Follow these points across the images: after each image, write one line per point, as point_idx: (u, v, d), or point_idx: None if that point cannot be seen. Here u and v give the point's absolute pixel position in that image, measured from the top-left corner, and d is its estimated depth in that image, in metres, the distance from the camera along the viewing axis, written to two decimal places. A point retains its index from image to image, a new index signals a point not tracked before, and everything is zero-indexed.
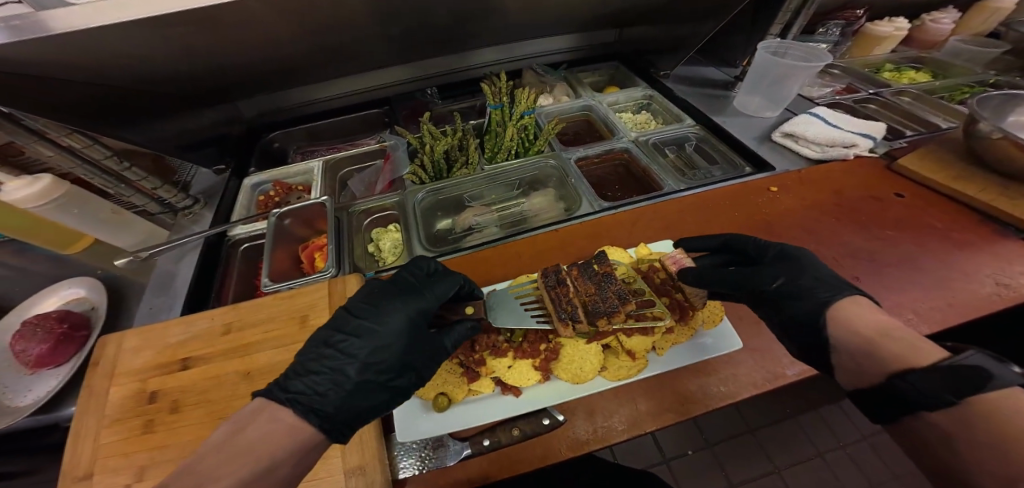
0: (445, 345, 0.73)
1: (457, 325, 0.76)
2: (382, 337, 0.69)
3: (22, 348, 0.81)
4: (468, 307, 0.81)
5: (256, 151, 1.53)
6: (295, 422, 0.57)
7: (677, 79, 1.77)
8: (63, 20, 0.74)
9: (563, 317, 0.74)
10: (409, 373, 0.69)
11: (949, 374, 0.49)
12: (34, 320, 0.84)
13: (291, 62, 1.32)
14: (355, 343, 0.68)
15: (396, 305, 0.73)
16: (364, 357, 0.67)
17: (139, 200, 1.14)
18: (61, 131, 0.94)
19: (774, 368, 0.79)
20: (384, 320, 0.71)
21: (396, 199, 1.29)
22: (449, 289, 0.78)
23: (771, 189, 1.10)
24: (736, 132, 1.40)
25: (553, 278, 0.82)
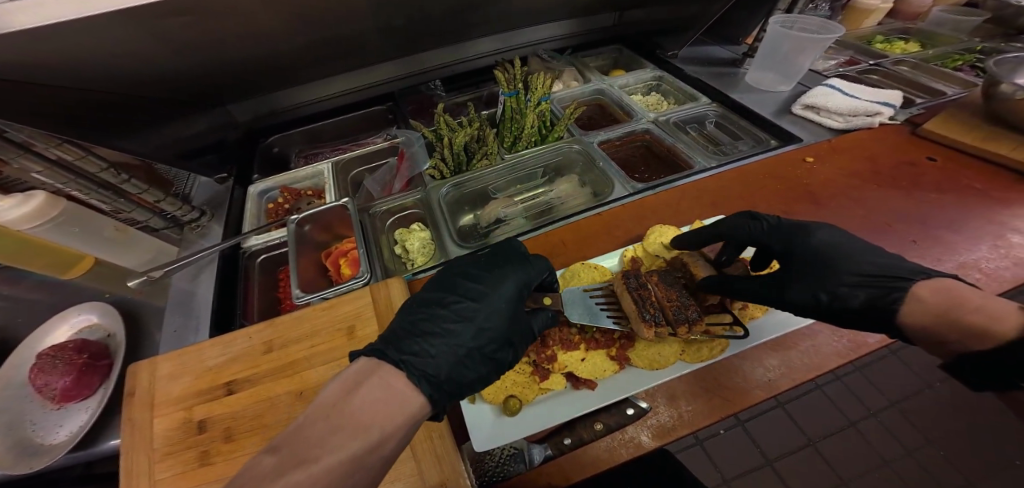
0: (534, 329, 0.74)
1: (539, 312, 0.77)
2: (493, 303, 0.72)
3: (43, 383, 0.78)
4: (545, 297, 0.80)
5: (257, 156, 1.41)
6: (404, 391, 0.55)
7: (685, 59, 1.75)
8: (15, 18, 0.58)
9: (647, 318, 0.72)
10: (510, 348, 0.70)
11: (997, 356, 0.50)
12: (51, 352, 0.81)
13: (290, 57, 1.21)
14: (471, 307, 0.71)
15: (506, 273, 0.76)
16: (478, 322, 0.69)
17: (141, 215, 1.04)
18: (50, 142, 0.85)
19: (855, 339, 0.81)
20: (497, 286, 0.74)
21: (419, 196, 1.22)
22: (546, 270, 0.81)
23: (807, 159, 1.18)
24: (755, 107, 1.42)
25: (634, 281, 0.79)
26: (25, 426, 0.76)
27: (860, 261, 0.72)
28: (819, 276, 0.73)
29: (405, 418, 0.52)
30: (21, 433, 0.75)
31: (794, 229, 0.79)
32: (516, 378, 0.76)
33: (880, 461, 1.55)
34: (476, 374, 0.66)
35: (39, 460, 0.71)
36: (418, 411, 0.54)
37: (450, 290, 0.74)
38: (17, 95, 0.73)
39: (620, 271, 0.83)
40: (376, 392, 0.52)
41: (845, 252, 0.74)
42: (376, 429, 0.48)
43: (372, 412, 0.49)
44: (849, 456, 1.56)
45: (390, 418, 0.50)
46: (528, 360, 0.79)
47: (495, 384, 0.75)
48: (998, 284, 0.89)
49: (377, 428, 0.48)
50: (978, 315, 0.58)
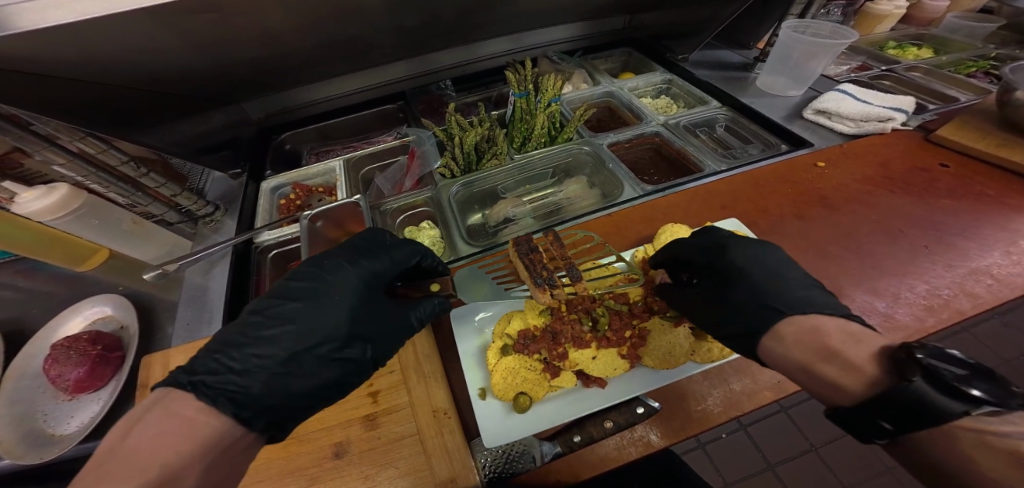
0: (410, 320, 0.75)
1: (423, 300, 0.78)
2: (325, 300, 0.70)
3: (57, 374, 0.80)
4: (432, 285, 0.81)
5: (270, 154, 1.42)
6: (191, 418, 0.53)
7: (696, 63, 1.75)
8: (36, 15, 0.59)
9: (539, 282, 0.76)
10: (360, 344, 0.70)
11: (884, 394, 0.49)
12: (66, 343, 0.82)
13: (304, 56, 1.23)
14: (296, 308, 0.68)
15: (345, 266, 0.76)
16: (302, 324, 0.66)
17: (157, 209, 1.06)
18: (74, 134, 0.88)
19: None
20: (334, 284, 0.72)
21: (429, 195, 1.22)
22: (408, 256, 0.83)
23: (818, 164, 1.18)
24: (765, 111, 1.42)
25: (526, 246, 0.84)
26: (36, 417, 0.78)
27: None
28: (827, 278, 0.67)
29: (199, 446, 0.50)
30: (34, 424, 0.77)
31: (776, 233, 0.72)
32: (526, 374, 0.75)
33: (882, 467, 1.54)
34: (312, 380, 0.64)
35: (50, 451, 0.73)
36: (215, 436, 0.53)
37: (275, 291, 0.70)
38: (41, 87, 0.76)
39: (513, 240, 0.88)
40: (158, 426, 0.50)
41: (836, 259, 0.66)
42: (158, 467, 0.45)
43: (156, 447, 0.47)
44: (851, 462, 1.55)
45: (180, 448, 0.48)
46: (539, 358, 0.78)
47: (505, 381, 0.74)
48: (1011, 290, 0.88)
49: (159, 466, 0.46)
50: (833, 367, 0.54)
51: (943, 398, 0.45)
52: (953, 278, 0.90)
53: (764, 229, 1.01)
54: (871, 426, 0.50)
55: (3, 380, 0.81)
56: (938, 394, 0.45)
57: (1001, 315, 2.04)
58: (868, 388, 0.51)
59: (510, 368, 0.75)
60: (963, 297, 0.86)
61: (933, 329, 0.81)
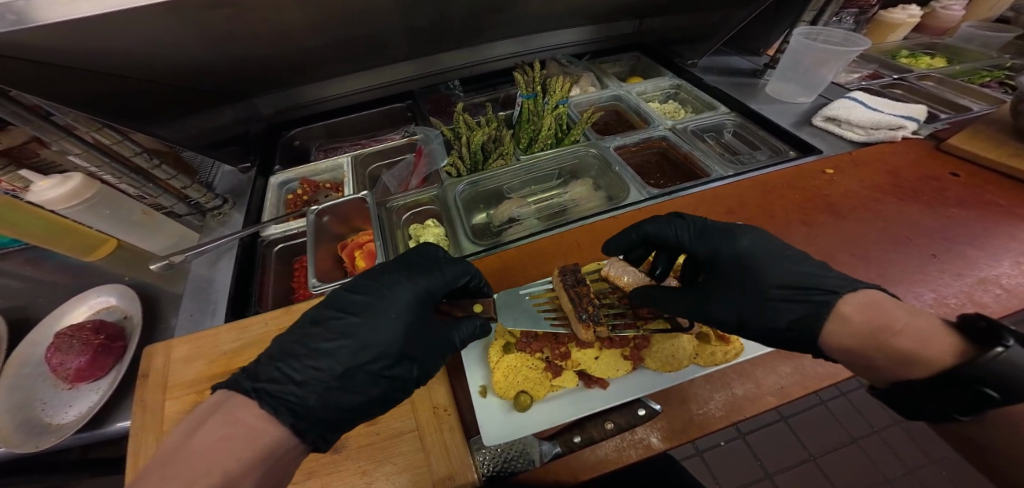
0: (453, 341, 0.71)
1: (467, 320, 0.74)
2: (379, 315, 0.67)
3: (58, 362, 0.80)
4: (477, 305, 0.78)
5: (278, 149, 1.44)
6: (254, 421, 0.53)
7: (705, 68, 1.75)
8: (61, 7, 0.61)
9: (584, 318, 0.72)
10: (408, 364, 0.66)
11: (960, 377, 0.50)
12: (68, 332, 0.83)
13: (316, 53, 1.25)
14: (353, 323, 0.66)
15: (403, 282, 0.72)
16: (359, 340, 0.64)
17: (167, 201, 1.07)
18: (91, 126, 0.89)
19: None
20: (388, 299, 0.69)
21: (435, 193, 1.23)
22: (461, 275, 0.77)
23: (827, 171, 1.17)
24: (773, 118, 1.42)
25: (573, 277, 0.79)
26: (34, 405, 0.79)
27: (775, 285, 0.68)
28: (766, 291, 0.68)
29: (258, 453, 0.50)
30: (31, 412, 0.78)
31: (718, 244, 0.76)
32: (528, 373, 0.74)
33: (882, 479, 1.51)
34: (359, 396, 0.62)
35: (46, 440, 0.73)
36: (273, 444, 0.53)
37: (330, 303, 0.69)
38: (62, 80, 0.76)
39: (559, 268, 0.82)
40: (220, 427, 0.50)
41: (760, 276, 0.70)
42: (220, 471, 0.45)
43: (217, 451, 0.47)
44: (851, 474, 1.52)
45: (241, 451, 0.48)
46: (541, 356, 0.78)
47: (507, 379, 0.74)
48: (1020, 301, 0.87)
49: (223, 469, 0.46)
50: (911, 340, 0.54)
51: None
52: (961, 288, 0.88)
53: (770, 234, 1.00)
54: (961, 401, 0.51)
55: (7, 366, 0.82)
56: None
57: None
58: (948, 358, 0.53)
59: (511, 366, 0.75)
60: (972, 306, 0.85)
61: None
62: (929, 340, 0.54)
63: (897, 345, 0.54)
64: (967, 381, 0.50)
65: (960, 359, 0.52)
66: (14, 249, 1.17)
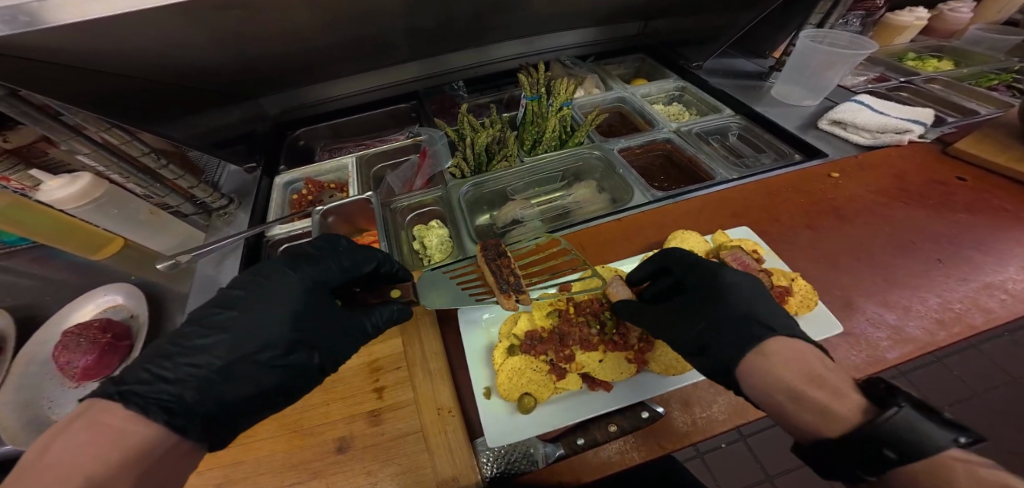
0: (365, 327, 0.75)
1: (382, 306, 0.79)
2: (265, 309, 0.70)
3: (65, 360, 0.81)
4: (393, 290, 0.86)
5: (284, 149, 1.45)
6: (118, 426, 0.53)
7: (710, 70, 1.74)
8: (74, 8, 0.62)
9: (504, 288, 0.80)
10: (306, 350, 0.71)
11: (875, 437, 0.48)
12: (76, 330, 0.84)
13: (322, 53, 1.25)
14: (231, 317, 0.68)
15: (289, 274, 0.76)
16: (236, 333, 0.67)
17: (174, 201, 1.08)
18: (100, 126, 0.90)
19: (874, 353, 0.77)
20: (275, 294, 0.72)
21: (439, 194, 1.23)
22: (362, 262, 0.84)
23: (832, 175, 1.16)
24: (779, 121, 1.42)
25: (493, 252, 0.88)
26: (41, 403, 0.79)
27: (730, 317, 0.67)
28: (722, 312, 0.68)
29: (127, 453, 0.52)
30: (38, 410, 0.78)
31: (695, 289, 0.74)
32: (532, 375, 0.75)
33: None
34: (252, 386, 0.65)
35: None
36: (146, 443, 0.54)
37: (212, 301, 0.71)
38: (70, 79, 0.77)
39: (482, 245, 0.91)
40: (80, 436, 0.50)
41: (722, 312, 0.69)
42: (81, 476, 0.46)
43: (75, 459, 0.48)
44: None
45: (105, 458, 0.49)
46: (545, 359, 0.78)
47: (511, 381, 0.74)
48: None
49: (84, 475, 0.47)
50: (822, 393, 0.53)
51: (932, 427, 0.47)
52: (966, 292, 0.88)
53: (774, 238, 1.00)
54: (865, 456, 0.49)
55: (13, 364, 0.82)
56: (920, 420, 0.48)
57: (1010, 333, 2.02)
58: (855, 417, 0.51)
59: (515, 369, 0.75)
60: (977, 311, 0.84)
61: (944, 344, 0.79)
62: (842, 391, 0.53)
63: (813, 398, 0.53)
64: (873, 436, 0.48)
65: (863, 417, 0.51)
66: (21, 248, 1.18)
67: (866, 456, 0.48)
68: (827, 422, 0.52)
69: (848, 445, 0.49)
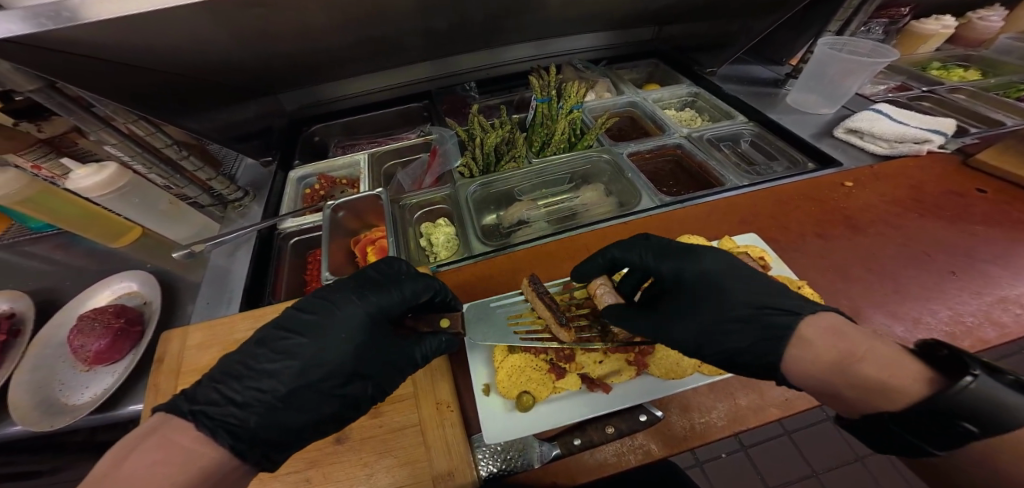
0: (414, 356, 0.71)
1: (431, 336, 0.74)
2: (325, 334, 0.67)
3: (79, 343, 0.84)
4: (443, 320, 0.77)
5: (298, 145, 1.48)
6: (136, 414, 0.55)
7: (723, 77, 1.73)
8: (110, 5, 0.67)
9: (562, 321, 0.71)
10: (360, 382, 0.67)
11: (954, 401, 0.45)
12: (92, 314, 0.87)
13: (339, 52, 1.28)
14: (299, 344, 0.65)
15: (354, 301, 0.71)
16: (301, 360, 0.64)
17: (192, 191, 1.12)
18: (128, 118, 0.93)
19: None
20: (334, 315, 0.69)
21: (447, 193, 1.25)
22: (422, 291, 0.76)
23: (846, 184, 1.14)
24: (793, 128, 1.40)
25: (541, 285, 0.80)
26: (53, 385, 0.83)
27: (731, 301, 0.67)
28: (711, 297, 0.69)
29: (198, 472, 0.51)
30: (49, 391, 0.82)
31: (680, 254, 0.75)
32: (532, 373, 0.75)
33: None
34: (308, 415, 0.63)
35: (61, 419, 0.77)
36: (216, 464, 0.54)
37: (279, 322, 0.68)
38: (109, 73, 0.82)
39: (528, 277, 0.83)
40: (151, 453, 0.50)
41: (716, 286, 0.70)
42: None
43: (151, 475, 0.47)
44: None
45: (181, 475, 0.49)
46: (545, 358, 0.77)
47: (511, 379, 0.74)
48: None
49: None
50: (875, 367, 0.51)
51: (1012, 395, 0.45)
52: (980, 306, 0.85)
53: (783, 245, 0.99)
54: (927, 429, 0.47)
55: (31, 345, 0.87)
56: (997, 389, 0.45)
57: None
58: (915, 386, 0.49)
59: (515, 366, 0.75)
60: (990, 326, 0.81)
61: None
62: (901, 361, 0.51)
63: (863, 372, 0.51)
64: (935, 411, 0.47)
65: (927, 385, 0.49)
66: (46, 234, 1.24)
67: (937, 422, 0.47)
68: (883, 396, 0.50)
69: (916, 412, 0.48)
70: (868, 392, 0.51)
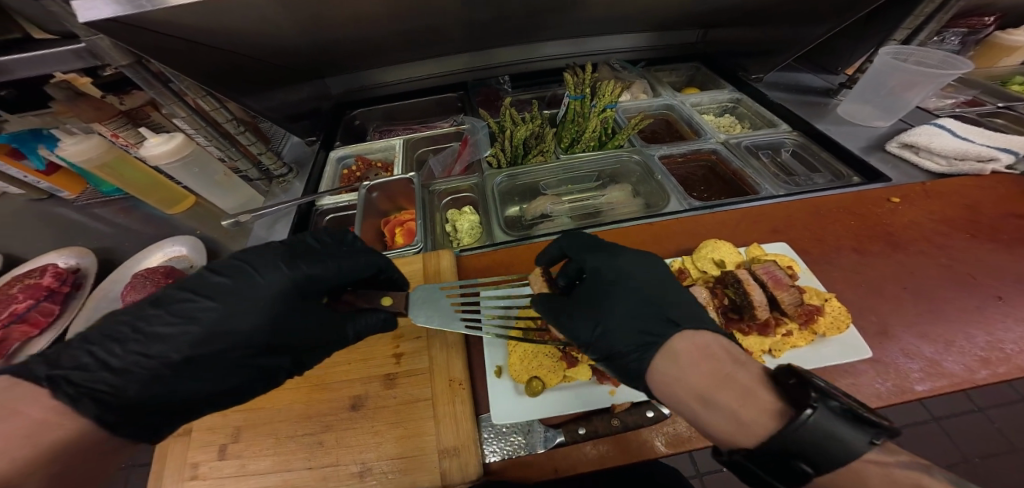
0: (347, 333, 0.75)
1: (370, 313, 0.77)
2: (241, 302, 0.66)
3: (131, 298, 0.94)
4: (386, 298, 0.80)
5: (341, 127, 1.57)
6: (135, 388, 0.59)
7: (770, 85, 1.68)
8: None
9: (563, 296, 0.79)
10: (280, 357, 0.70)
11: (797, 436, 0.44)
12: (144, 273, 0.98)
13: (385, 40, 1.33)
14: (201, 308, 0.64)
15: (278, 268, 0.70)
16: (207, 326, 0.63)
17: (243, 165, 1.21)
18: (198, 93, 1.01)
19: (900, 383, 0.72)
20: (253, 281, 0.68)
21: (474, 182, 1.28)
22: (361, 268, 0.79)
23: (892, 199, 1.07)
24: (840, 140, 1.33)
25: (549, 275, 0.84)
26: None
27: (623, 307, 0.65)
28: (612, 299, 0.67)
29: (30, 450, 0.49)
30: None
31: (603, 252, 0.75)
32: (544, 360, 0.77)
33: None
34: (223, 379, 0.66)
35: None
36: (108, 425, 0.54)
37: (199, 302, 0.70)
38: (187, 51, 0.88)
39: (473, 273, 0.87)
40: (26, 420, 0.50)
41: (622, 285, 0.69)
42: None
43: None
44: None
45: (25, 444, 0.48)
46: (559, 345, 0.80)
47: (522, 363, 0.77)
48: None
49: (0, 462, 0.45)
50: (731, 396, 0.49)
51: (847, 431, 0.44)
52: None
53: (816, 258, 0.94)
54: (776, 467, 0.46)
55: (91, 298, 0.99)
56: (835, 423, 0.44)
57: None
58: (771, 421, 0.47)
59: (528, 352, 0.78)
60: None
61: (983, 384, 0.72)
62: (751, 394, 0.49)
63: (721, 400, 0.49)
64: (785, 448, 0.45)
65: (776, 420, 0.47)
66: (114, 199, 1.38)
67: (789, 460, 0.45)
68: (741, 432, 0.48)
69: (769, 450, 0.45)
70: (731, 419, 0.49)
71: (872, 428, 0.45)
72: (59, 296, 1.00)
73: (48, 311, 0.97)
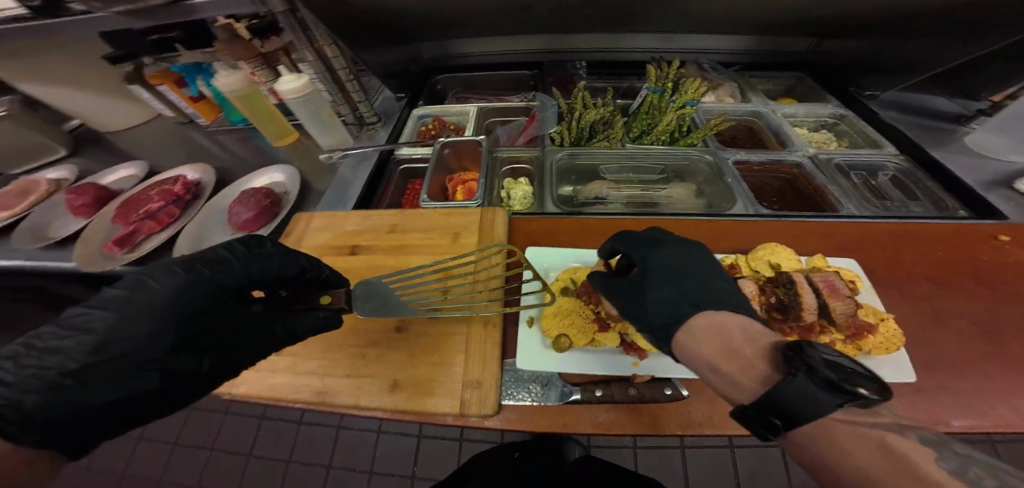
0: (277, 330, 0.71)
1: (305, 312, 0.74)
2: (147, 315, 0.63)
3: (238, 211, 1.15)
4: (324, 297, 0.76)
5: (425, 89, 1.70)
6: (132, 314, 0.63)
7: (885, 103, 1.50)
8: None
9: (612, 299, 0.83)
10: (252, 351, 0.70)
11: (784, 395, 0.45)
12: (251, 192, 1.18)
13: (481, 15, 1.41)
14: (101, 318, 0.61)
15: (177, 274, 0.67)
16: (114, 338, 0.60)
17: (344, 109, 1.41)
18: (326, 40, 1.19)
19: (938, 414, 0.66)
20: (157, 291, 0.65)
21: (536, 154, 1.34)
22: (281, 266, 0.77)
23: (1001, 238, 0.94)
24: (956, 169, 1.17)
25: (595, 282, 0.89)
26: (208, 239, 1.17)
27: (659, 295, 0.66)
28: (652, 284, 0.69)
29: None
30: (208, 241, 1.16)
31: (642, 242, 0.76)
32: (577, 320, 0.82)
33: None
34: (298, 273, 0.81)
35: None
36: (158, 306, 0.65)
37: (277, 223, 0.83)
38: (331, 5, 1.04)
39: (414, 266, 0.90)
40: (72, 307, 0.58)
41: (664, 271, 0.70)
42: None
43: None
44: None
45: None
46: (592, 309, 0.85)
47: (556, 319, 0.83)
48: None
49: None
50: (732, 363, 0.52)
51: (824, 393, 0.44)
52: None
53: (883, 280, 0.87)
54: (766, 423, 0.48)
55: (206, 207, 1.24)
56: (819, 387, 0.44)
57: None
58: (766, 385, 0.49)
59: (562, 309, 0.84)
60: None
61: None
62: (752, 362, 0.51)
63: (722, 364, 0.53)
64: (771, 407, 0.46)
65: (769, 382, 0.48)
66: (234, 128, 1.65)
67: (776, 416, 0.47)
68: (741, 392, 0.51)
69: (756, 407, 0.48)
70: (733, 380, 0.52)
71: (854, 393, 0.43)
72: (183, 202, 1.24)
73: (172, 213, 1.21)
